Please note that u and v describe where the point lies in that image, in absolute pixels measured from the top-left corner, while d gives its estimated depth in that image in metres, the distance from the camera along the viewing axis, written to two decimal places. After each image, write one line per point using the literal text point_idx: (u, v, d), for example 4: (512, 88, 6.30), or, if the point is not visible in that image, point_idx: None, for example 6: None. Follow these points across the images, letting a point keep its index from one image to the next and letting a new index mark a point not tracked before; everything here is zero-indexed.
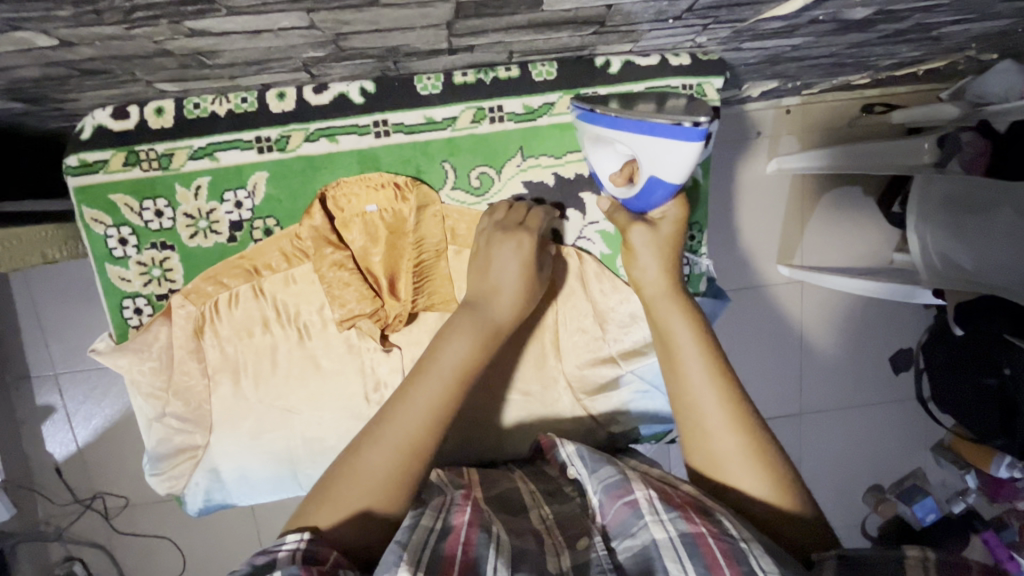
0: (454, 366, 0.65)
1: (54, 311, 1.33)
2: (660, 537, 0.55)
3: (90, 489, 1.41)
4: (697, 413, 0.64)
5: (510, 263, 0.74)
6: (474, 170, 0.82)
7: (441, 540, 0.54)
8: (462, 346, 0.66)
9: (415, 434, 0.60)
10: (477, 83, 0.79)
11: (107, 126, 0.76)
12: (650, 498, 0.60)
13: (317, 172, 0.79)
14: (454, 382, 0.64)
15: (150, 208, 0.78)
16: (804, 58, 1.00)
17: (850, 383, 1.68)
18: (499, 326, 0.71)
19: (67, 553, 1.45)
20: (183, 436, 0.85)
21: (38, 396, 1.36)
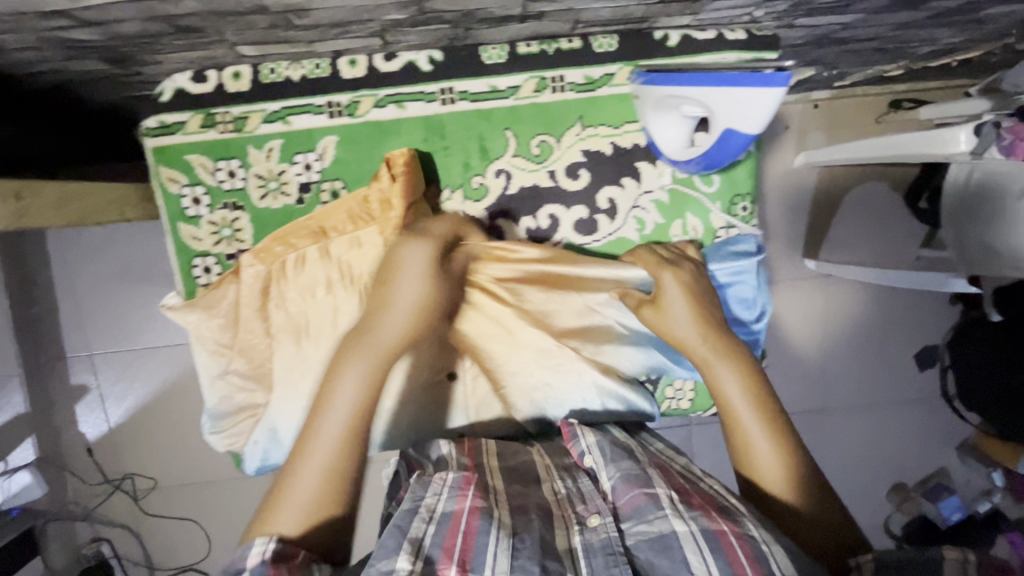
0: (349, 402, 0.58)
1: (93, 292, 1.36)
2: (679, 530, 0.56)
3: (118, 470, 1.40)
4: (743, 430, 0.65)
5: (415, 274, 0.67)
6: (534, 138, 0.84)
7: (440, 530, 0.56)
8: (354, 376, 0.59)
9: (334, 460, 0.56)
10: (541, 53, 0.81)
11: (186, 89, 0.79)
12: (671, 496, 0.61)
13: (384, 138, 0.82)
14: (360, 407, 0.58)
15: (223, 169, 0.81)
16: (847, 41, 1.03)
17: (881, 379, 1.66)
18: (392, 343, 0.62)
19: (94, 534, 1.41)
20: (244, 393, 0.87)
21: (71, 375, 1.37)
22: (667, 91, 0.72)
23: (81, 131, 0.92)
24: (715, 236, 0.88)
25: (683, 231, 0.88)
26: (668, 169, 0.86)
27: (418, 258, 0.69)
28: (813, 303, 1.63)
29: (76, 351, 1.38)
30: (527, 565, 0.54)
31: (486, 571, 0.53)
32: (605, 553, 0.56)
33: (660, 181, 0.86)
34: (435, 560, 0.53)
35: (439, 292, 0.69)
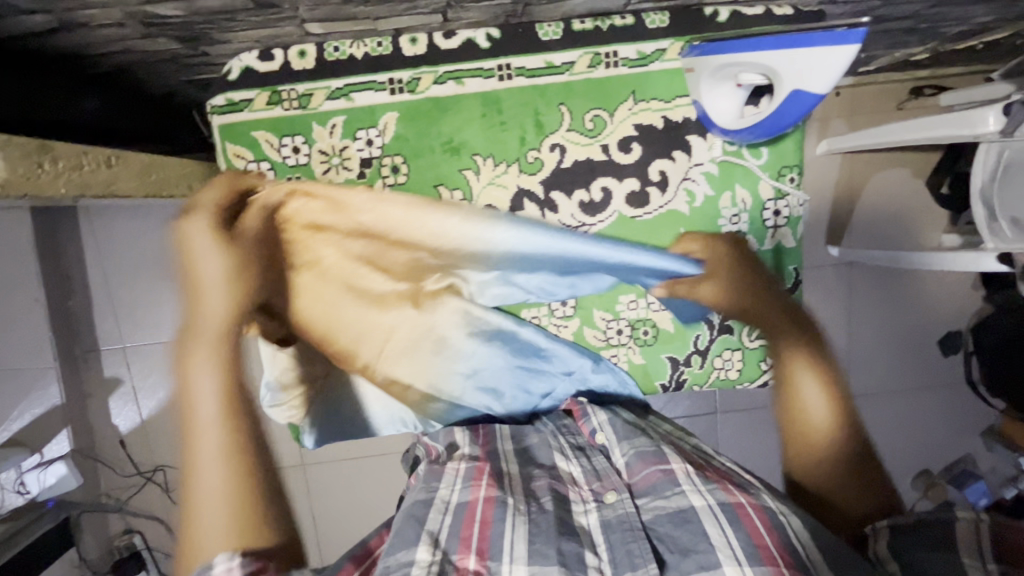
0: (206, 390, 0.65)
1: (128, 283, 1.37)
2: (698, 504, 0.61)
3: (150, 462, 1.42)
4: (804, 413, 0.78)
5: (206, 254, 0.74)
6: (587, 113, 0.86)
7: (457, 520, 0.62)
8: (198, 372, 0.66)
9: (217, 458, 0.61)
10: (596, 30, 0.84)
11: (254, 67, 0.82)
12: (687, 471, 0.66)
13: (442, 113, 0.84)
14: (214, 404, 0.64)
15: (288, 145, 0.83)
16: (882, 20, 1.05)
17: (905, 365, 1.67)
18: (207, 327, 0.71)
19: (126, 526, 1.44)
20: (306, 367, 0.89)
21: (105, 367, 1.39)
22: (726, 61, 0.74)
23: (145, 117, 0.94)
24: (763, 207, 0.90)
25: (731, 203, 0.89)
26: (719, 142, 0.87)
27: (205, 242, 0.74)
28: (835, 289, 1.64)
29: (110, 344, 1.39)
30: (544, 550, 0.58)
31: (505, 556, 0.58)
32: (623, 529, 0.61)
33: (709, 154, 0.88)
34: (453, 550, 0.59)
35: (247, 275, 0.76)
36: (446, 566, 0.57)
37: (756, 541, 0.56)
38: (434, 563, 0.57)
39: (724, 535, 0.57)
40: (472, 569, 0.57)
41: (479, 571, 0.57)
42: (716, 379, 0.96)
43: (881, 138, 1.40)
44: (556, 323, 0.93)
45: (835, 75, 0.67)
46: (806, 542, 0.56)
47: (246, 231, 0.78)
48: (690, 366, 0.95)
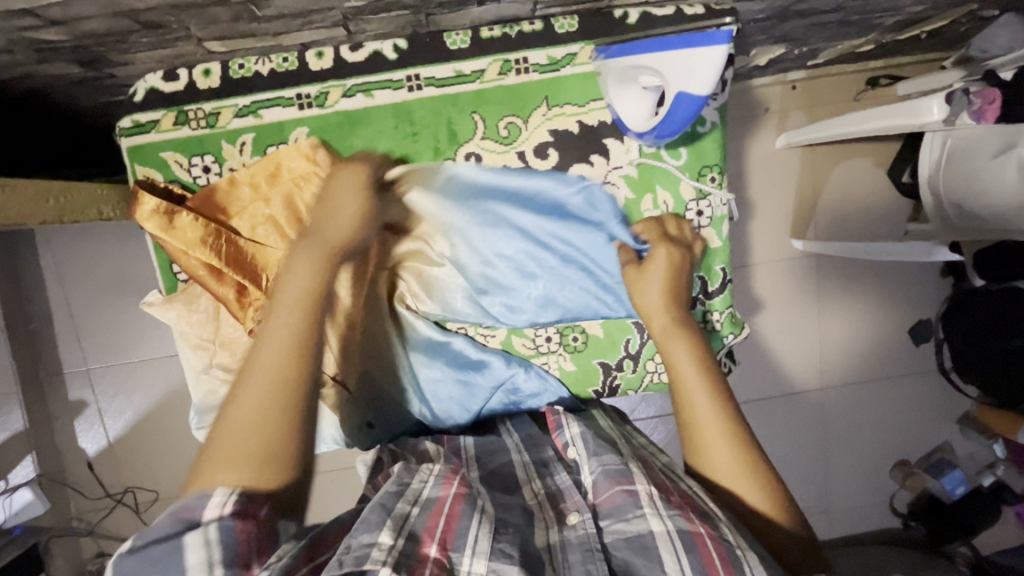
0: (298, 292, 0.63)
1: (83, 305, 1.36)
2: (657, 530, 0.58)
3: (120, 483, 1.41)
4: (696, 430, 0.68)
5: (349, 191, 0.75)
6: (502, 120, 0.85)
7: (425, 511, 0.58)
8: (305, 265, 0.65)
9: (277, 375, 0.58)
10: (504, 37, 0.83)
11: (159, 87, 0.81)
12: (651, 494, 0.63)
13: (353, 127, 0.83)
14: (297, 311, 0.62)
15: (198, 164, 0.83)
16: (811, 13, 1.04)
17: (877, 353, 1.65)
18: (339, 239, 0.70)
19: (98, 549, 1.43)
20: (228, 386, 0.88)
21: (69, 390, 1.38)
22: (631, 61, 0.74)
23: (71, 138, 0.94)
24: (685, 208, 0.89)
25: (654, 205, 0.89)
26: (636, 144, 0.87)
27: (352, 178, 0.77)
28: (804, 281, 1.63)
29: (73, 367, 1.38)
30: (508, 550, 0.56)
31: (467, 552, 0.54)
32: (582, 550, 0.58)
33: (627, 156, 0.87)
34: (418, 537, 0.55)
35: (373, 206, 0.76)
36: (409, 552, 0.53)
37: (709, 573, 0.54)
38: (396, 548, 0.52)
39: (679, 566, 0.55)
40: (433, 557, 0.53)
41: (439, 560, 0.53)
42: (650, 383, 0.95)
43: (833, 133, 1.38)
44: (483, 334, 0.93)
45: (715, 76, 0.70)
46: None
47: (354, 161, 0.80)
48: (622, 371, 0.94)
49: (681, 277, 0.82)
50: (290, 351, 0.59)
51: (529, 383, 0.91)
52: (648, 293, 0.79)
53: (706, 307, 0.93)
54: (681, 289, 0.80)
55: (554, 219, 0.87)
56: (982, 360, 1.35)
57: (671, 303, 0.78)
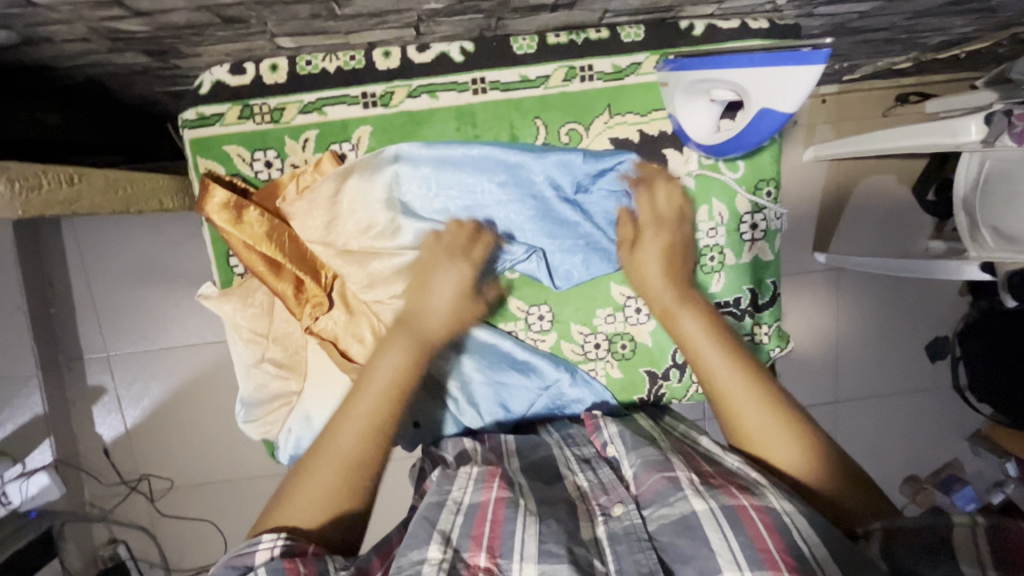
0: (387, 380, 0.69)
1: (109, 291, 1.35)
2: (700, 508, 0.60)
3: (136, 470, 1.41)
4: (725, 401, 0.72)
5: (439, 281, 0.78)
6: (563, 127, 0.86)
7: (468, 518, 0.61)
8: (396, 359, 0.71)
9: (344, 455, 0.64)
10: (570, 43, 0.83)
11: (225, 81, 0.80)
12: (691, 478, 0.65)
13: (416, 127, 0.83)
14: (383, 393, 0.68)
15: (260, 159, 0.83)
16: (862, 32, 1.05)
17: (892, 369, 1.66)
18: (429, 335, 0.75)
19: (111, 535, 1.43)
20: (279, 381, 0.88)
21: (89, 375, 1.37)
22: (700, 77, 0.74)
23: (123, 126, 0.94)
24: (740, 220, 0.90)
25: (710, 217, 0.89)
26: (694, 156, 0.87)
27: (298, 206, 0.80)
28: (822, 294, 1.63)
29: (94, 352, 1.37)
30: (554, 548, 0.57)
31: (515, 557, 0.57)
32: (629, 541, 0.60)
33: (686, 167, 0.88)
34: (465, 548, 0.58)
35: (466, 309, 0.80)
36: (458, 564, 0.56)
37: (757, 544, 0.55)
38: (446, 561, 0.55)
39: (726, 538, 0.56)
40: (483, 566, 0.56)
41: (490, 568, 0.56)
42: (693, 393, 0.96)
43: (865, 149, 1.39)
44: (534, 337, 0.93)
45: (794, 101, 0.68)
46: (818, 550, 0.54)
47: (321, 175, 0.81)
48: (669, 379, 0.94)
49: (681, 260, 0.85)
50: (365, 437, 0.66)
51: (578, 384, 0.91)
52: (648, 272, 0.84)
53: (756, 319, 0.94)
54: (678, 270, 0.84)
55: (588, 221, 0.86)
56: (1003, 380, 1.36)
57: (671, 282, 0.83)
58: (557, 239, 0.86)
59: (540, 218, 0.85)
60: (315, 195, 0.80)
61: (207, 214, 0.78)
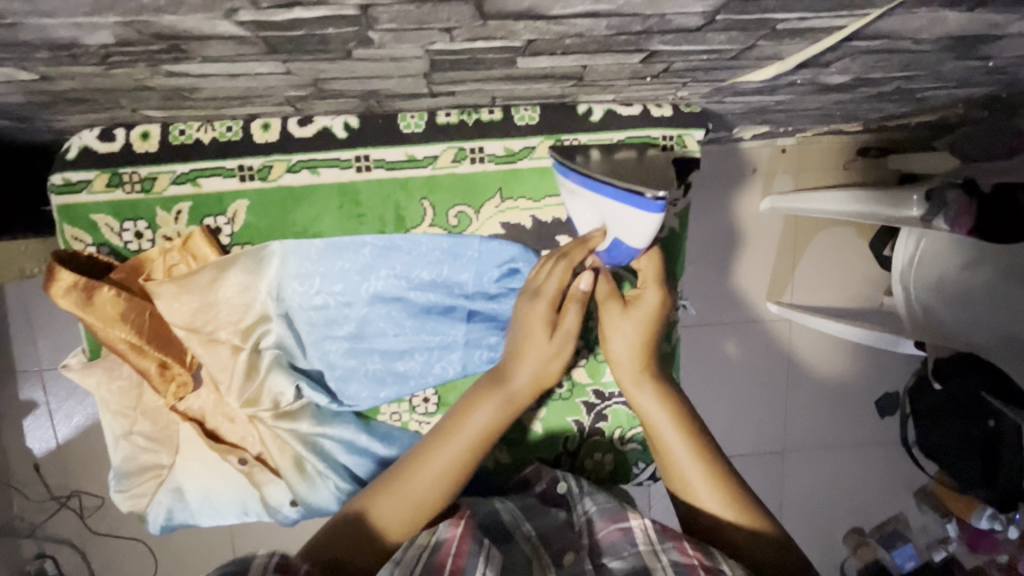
0: (478, 430, 0.66)
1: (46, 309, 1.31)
2: (654, 566, 0.61)
3: (66, 487, 1.37)
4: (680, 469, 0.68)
5: (528, 325, 0.70)
6: (451, 209, 0.82)
7: (433, 551, 0.57)
8: (487, 413, 0.66)
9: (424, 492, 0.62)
10: (460, 124, 0.80)
11: (93, 147, 0.77)
12: (646, 528, 0.68)
13: (295, 203, 0.80)
14: (470, 448, 0.65)
15: (130, 229, 0.79)
16: (792, 110, 1.01)
17: (838, 425, 1.64)
18: (520, 391, 0.68)
19: (38, 550, 1.38)
20: (148, 454, 0.85)
21: (20, 390, 1.34)
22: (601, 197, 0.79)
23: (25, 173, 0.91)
24: None
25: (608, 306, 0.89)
26: None
27: (170, 293, 0.76)
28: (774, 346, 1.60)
29: (28, 366, 1.34)
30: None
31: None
32: None
33: None
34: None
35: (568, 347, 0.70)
36: None
37: None
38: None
39: None
40: None
41: None
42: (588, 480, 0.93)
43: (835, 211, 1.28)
44: (419, 420, 0.88)
45: (645, 240, 0.71)
46: None
47: (201, 263, 0.79)
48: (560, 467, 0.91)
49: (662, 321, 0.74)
50: (446, 486, 0.63)
51: None
52: (615, 337, 0.72)
53: None
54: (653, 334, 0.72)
55: (471, 311, 0.84)
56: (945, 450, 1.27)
57: (645, 352, 0.72)
58: (442, 332, 0.84)
59: (425, 311, 0.84)
60: (192, 283, 0.77)
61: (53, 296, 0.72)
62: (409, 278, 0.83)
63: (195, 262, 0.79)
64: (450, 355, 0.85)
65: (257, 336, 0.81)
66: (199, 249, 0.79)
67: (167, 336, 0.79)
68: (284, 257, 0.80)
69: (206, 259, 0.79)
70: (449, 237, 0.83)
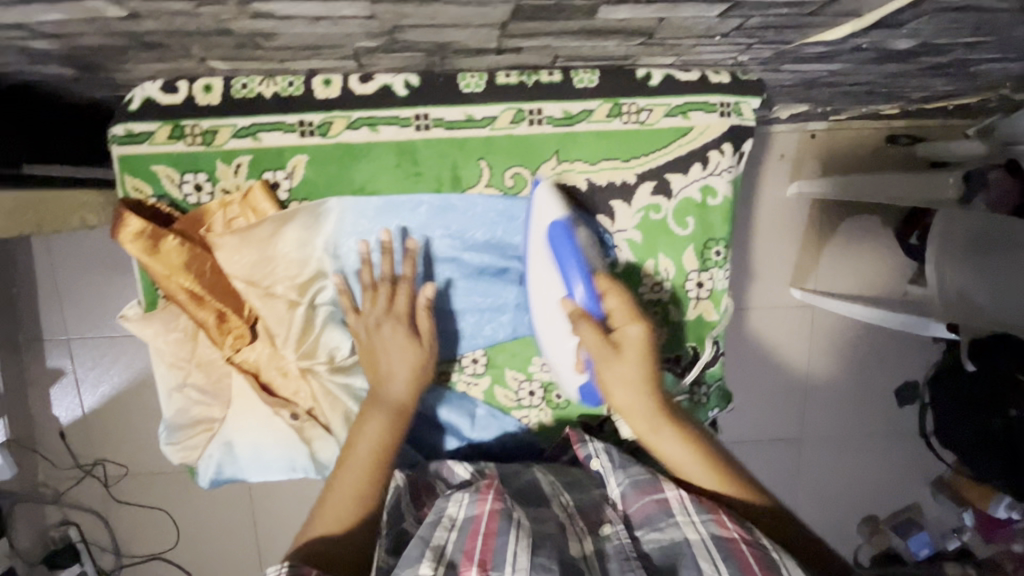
0: (371, 447, 0.74)
1: (76, 280, 1.29)
2: (692, 537, 0.63)
3: (91, 455, 1.37)
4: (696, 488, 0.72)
5: (398, 349, 0.78)
6: (508, 170, 0.83)
7: (462, 534, 0.62)
8: (374, 430, 0.75)
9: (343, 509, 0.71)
10: (520, 85, 0.80)
11: (156, 98, 0.77)
12: (681, 499, 0.68)
13: (354, 160, 0.81)
14: (369, 463, 0.73)
15: (190, 181, 0.80)
16: (839, 85, 1.00)
17: (862, 414, 1.56)
18: (401, 402, 0.77)
19: (63, 517, 1.39)
20: (200, 407, 0.86)
21: (47, 358, 1.32)
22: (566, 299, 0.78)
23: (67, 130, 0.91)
24: (686, 278, 0.87)
25: (655, 272, 0.86)
26: (640, 207, 0.85)
27: (231, 246, 0.77)
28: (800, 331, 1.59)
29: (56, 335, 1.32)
30: (546, 564, 0.60)
31: (506, 567, 0.58)
32: (620, 559, 0.64)
33: (631, 221, 0.85)
34: (457, 563, 0.59)
35: (426, 352, 0.80)
36: None
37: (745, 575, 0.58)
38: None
39: (717, 570, 0.59)
40: None
41: None
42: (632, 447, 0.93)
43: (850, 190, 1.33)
44: (467, 380, 0.89)
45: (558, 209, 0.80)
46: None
47: (258, 217, 0.79)
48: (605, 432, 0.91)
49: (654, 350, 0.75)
50: (360, 501, 0.71)
51: (485, 420, 0.90)
52: (614, 390, 0.74)
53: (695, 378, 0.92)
54: (652, 371, 0.74)
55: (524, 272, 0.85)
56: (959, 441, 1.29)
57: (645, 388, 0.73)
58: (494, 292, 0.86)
59: (478, 272, 0.85)
60: (253, 236, 0.78)
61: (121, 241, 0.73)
62: (463, 239, 0.84)
63: (253, 216, 0.79)
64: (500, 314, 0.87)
65: (313, 291, 0.82)
66: (258, 204, 0.79)
67: (222, 291, 0.79)
68: (341, 214, 0.81)
69: (265, 213, 0.79)
70: (505, 199, 0.83)
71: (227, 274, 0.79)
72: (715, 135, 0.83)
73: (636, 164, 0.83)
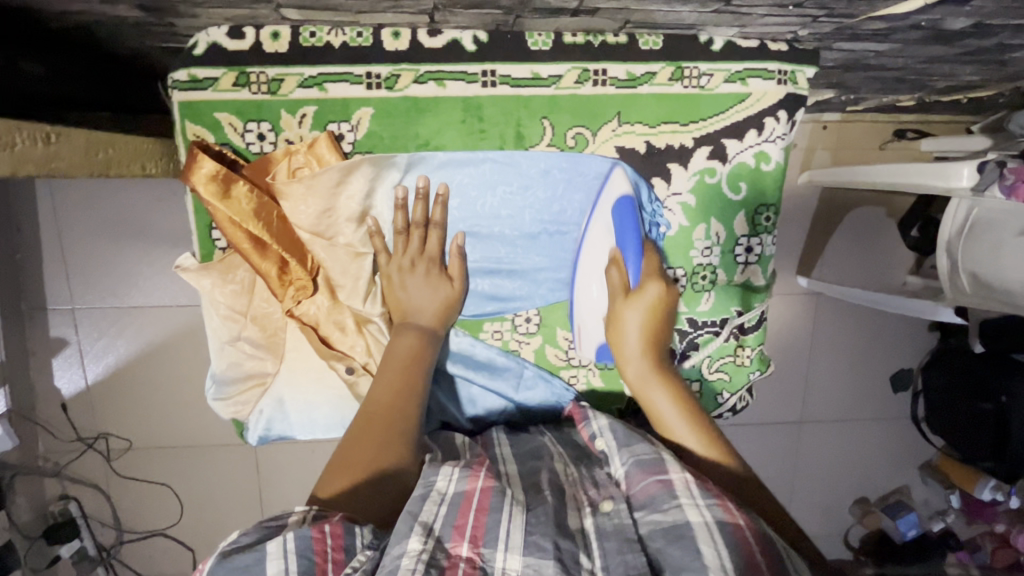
0: (399, 358, 0.77)
1: (82, 243, 1.16)
2: (695, 520, 0.57)
3: (94, 428, 1.26)
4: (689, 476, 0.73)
5: (426, 285, 0.82)
6: (570, 130, 0.84)
7: (453, 509, 0.59)
8: (405, 343, 0.78)
9: (370, 412, 0.71)
10: (587, 44, 0.81)
11: (222, 44, 0.75)
12: (687, 482, 0.62)
13: (420, 114, 0.81)
14: (397, 369, 0.75)
15: (253, 130, 0.80)
16: (876, 68, 1.03)
17: (876, 409, 1.52)
18: (429, 325, 0.81)
19: (62, 491, 1.29)
20: (254, 361, 0.86)
21: (51, 328, 1.20)
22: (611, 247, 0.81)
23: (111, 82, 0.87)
24: (736, 242, 0.91)
25: (706, 236, 0.90)
26: (696, 172, 0.88)
27: (298, 195, 0.78)
28: None
29: (59, 303, 1.20)
30: (540, 542, 0.56)
31: (500, 546, 0.56)
32: (618, 539, 0.58)
33: (687, 184, 0.88)
34: (446, 539, 0.57)
35: (455, 289, 0.84)
36: (438, 555, 0.55)
37: (749, 570, 0.53)
38: (425, 552, 0.54)
39: (720, 556, 0.54)
40: (466, 557, 0.56)
41: (473, 559, 0.55)
42: None
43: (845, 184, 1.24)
44: (519, 339, 0.92)
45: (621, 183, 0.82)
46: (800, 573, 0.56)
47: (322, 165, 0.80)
48: None
49: (667, 311, 0.81)
50: (392, 406, 0.71)
51: (532, 380, 0.91)
52: (626, 330, 0.79)
53: (739, 341, 0.95)
54: (660, 327, 0.80)
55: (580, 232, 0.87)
56: (950, 430, 1.34)
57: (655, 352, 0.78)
58: (551, 252, 0.88)
59: (535, 234, 0.87)
60: (319, 184, 0.78)
61: (192, 184, 0.74)
62: (524, 199, 0.86)
63: (320, 163, 0.80)
64: (554, 272, 0.89)
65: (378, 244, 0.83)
66: (324, 153, 0.80)
67: (283, 236, 0.79)
68: (405, 168, 0.82)
69: (331, 163, 0.79)
70: (567, 157, 0.85)
71: (292, 223, 0.80)
72: (771, 102, 0.86)
73: (695, 128, 0.86)
